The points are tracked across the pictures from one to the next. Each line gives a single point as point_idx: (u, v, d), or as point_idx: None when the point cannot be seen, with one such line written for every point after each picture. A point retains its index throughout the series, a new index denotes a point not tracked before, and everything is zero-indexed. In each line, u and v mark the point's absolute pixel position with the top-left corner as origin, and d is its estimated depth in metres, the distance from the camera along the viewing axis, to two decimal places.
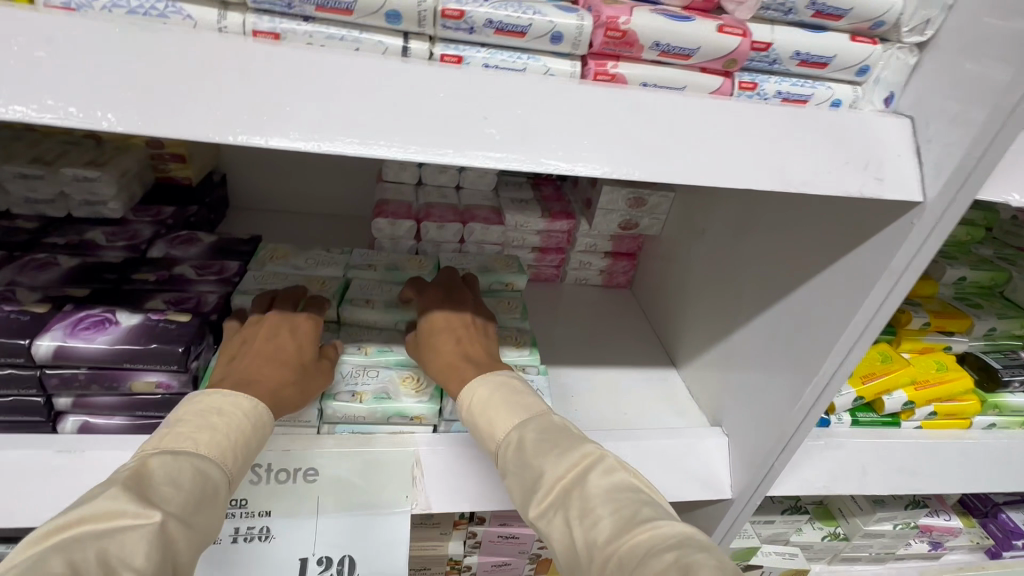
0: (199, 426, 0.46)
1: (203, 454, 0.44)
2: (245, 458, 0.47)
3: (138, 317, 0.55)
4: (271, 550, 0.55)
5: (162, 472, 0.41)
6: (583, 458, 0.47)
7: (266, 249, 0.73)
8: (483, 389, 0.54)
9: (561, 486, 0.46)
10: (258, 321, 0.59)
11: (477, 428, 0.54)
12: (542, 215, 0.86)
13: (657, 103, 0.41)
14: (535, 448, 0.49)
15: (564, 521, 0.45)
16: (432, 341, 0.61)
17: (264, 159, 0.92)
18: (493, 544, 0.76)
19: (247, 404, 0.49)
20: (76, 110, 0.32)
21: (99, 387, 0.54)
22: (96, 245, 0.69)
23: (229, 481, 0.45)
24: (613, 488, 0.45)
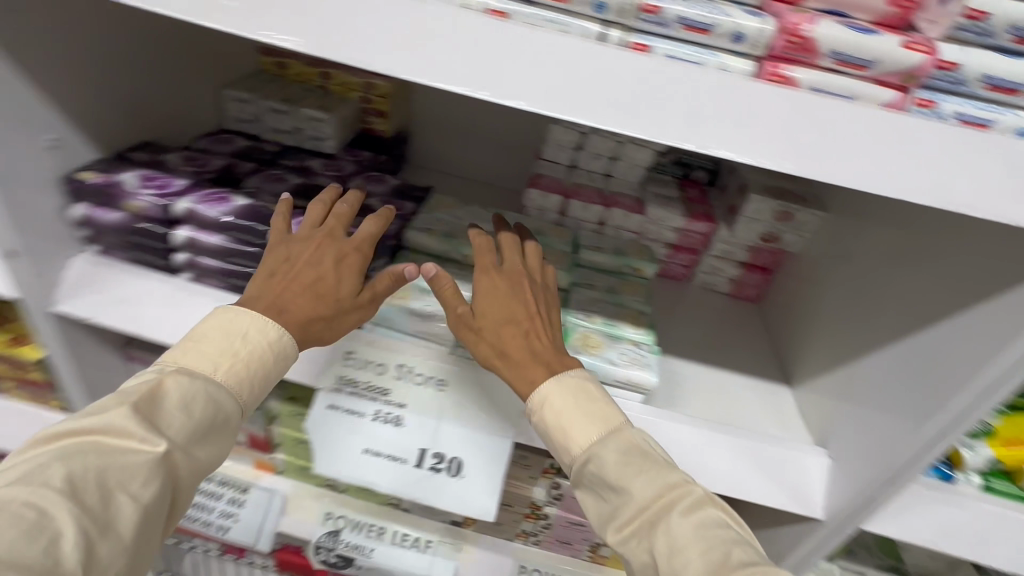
0: (224, 351, 0.54)
1: (215, 382, 0.52)
2: (257, 389, 0.55)
3: None
4: (400, 434, 0.67)
5: (171, 395, 0.49)
6: (672, 488, 0.54)
7: (436, 198, 0.86)
8: (558, 399, 0.59)
9: (648, 513, 0.53)
10: (306, 236, 0.62)
11: (547, 430, 0.60)
12: (683, 213, 0.89)
13: (823, 106, 0.44)
14: (615, 466, 0.55)
15: (646, 543, 0.53)
16: (488, 320, 0.62)
17: (444, 125, 1.06)
18: (573, 500, 0.83)
19: (273, 334, 0.56)
20: (362, 57, 0.44)
21: None
22: (314, 171, 0.86)
23: (239, 410, 0.54)
24: (702, 523, 0.51)
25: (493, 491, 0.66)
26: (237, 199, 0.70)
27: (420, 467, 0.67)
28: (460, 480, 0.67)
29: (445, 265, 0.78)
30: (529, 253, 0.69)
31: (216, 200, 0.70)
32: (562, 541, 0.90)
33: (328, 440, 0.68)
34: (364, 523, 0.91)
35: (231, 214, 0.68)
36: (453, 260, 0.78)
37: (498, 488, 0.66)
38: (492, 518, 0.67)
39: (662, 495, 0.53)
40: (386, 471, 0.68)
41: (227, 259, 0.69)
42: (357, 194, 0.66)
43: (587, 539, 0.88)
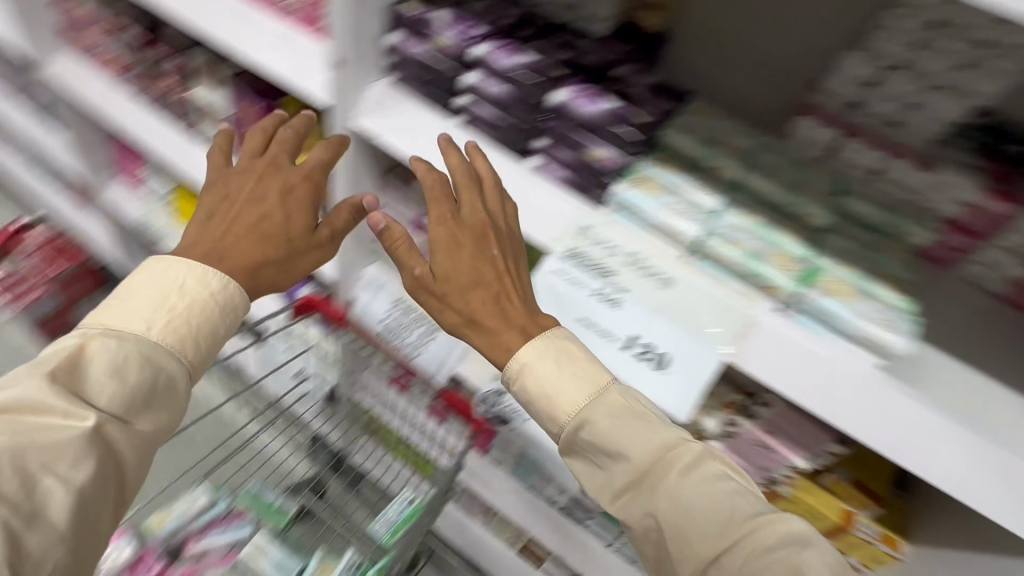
0: (166, 306, 0.57)
1: (150, 337, 0.55)
2: (209, 338, 0.59)
3: (614, 105, 0.73)
4: (613, 315, 0.68)
5: (100, 359, 0.52)
6: (670, 454, 0.59)
7: (695, 103, 0.79)
8: (539, 362, 0.62)
9: (646, 474, 0.59)
10: (248, 168, 0.69)
11: (523, 389, 0.63)
12: (985, 186, 0.72)
13: None
14: (603, 423, 0.60)
15: (639, 503, 0.59)
16: (451, 280, 0.65)
17: (707, 25, 0.90)
18: (744, 445, 0.80)
19: (216, 284, 0.60)
20: None
21: (567, 143, 0.73)
22: (576, 45, 0.80)
23: (179, 364, 0.57)
24: (702, 472, 0.58)
25: (690, 396, 0.64)
26: (527, 55, 0.76)
27: (626, 350, 0.67)
28: (661, 375, 0.66)
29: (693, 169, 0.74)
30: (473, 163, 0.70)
31: (511, 51, 0.76)
32: None
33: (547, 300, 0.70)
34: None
35: (521, 66, 0.75)
36: (703, 168, 0.74)
37: (696, 395, 0.64)
38: (683, 419, 0.64)
39: (661, 454, 0.59)
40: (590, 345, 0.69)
41: (501, 111, 0.75)
42: (305, 117, 0.74)
43: None
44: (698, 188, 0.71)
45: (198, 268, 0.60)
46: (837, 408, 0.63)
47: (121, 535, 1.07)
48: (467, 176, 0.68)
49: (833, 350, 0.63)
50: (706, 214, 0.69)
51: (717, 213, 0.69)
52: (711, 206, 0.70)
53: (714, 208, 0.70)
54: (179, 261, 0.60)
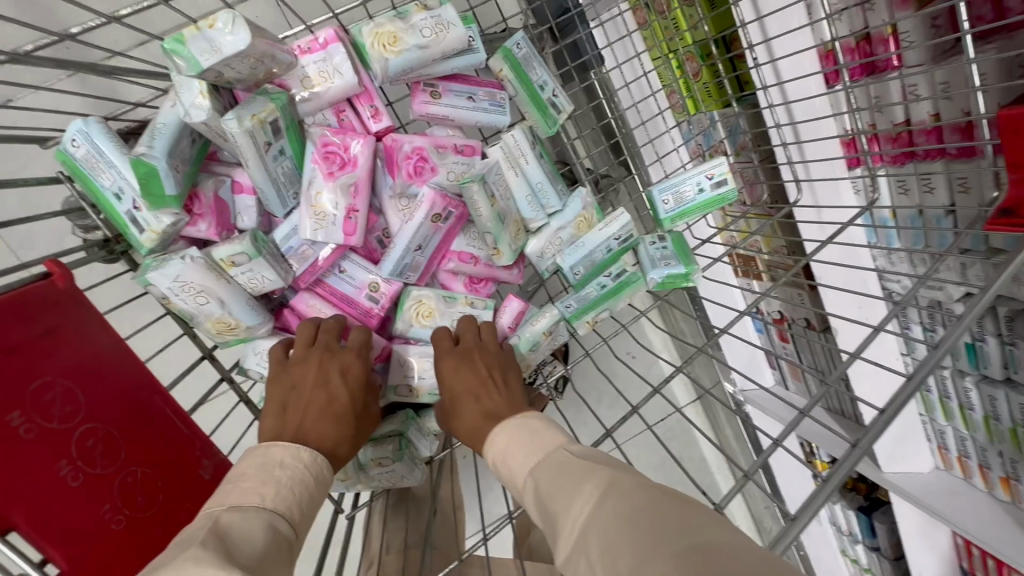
0: (264, 477, 0.44)
1: (269, 506, 0.42)
2: (310, 519, 0.45)
3: None
4: None
5: (239, 530, 0.38)
6: (591, 490, 0.40)
7: None
8: (500, 436, 0.53)
9: (582, 519, 0.39)
10: (303, 360, 0.58)
11: (500, 468, 0.52)
12: None
13: None
14: (551, 480, 0.44)
15: (584, 554, 0.37)
16: (457, 417, 0.60)
17: None
18: None
19: (309, 455, 0.49)
20: None
21: None
22: None
23: (295, 526, 0.43)
24: (640, 492, 0.38)
25: None
26: None
27: None
28: None
29: None
30: (485, 327, 0.68)
31: None
32: None
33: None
34: None
35: None
36: None
37: None
38: None
39: (586, 498, 0.40)
40: None
41: None
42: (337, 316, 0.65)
43: None
44: None
45: (295, 447, 0.49)
46: None
47: (333, 47, 0.59)
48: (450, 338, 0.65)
49: None
50: None
51: None
52: None
53: None
54: (276, 443, 0.49)
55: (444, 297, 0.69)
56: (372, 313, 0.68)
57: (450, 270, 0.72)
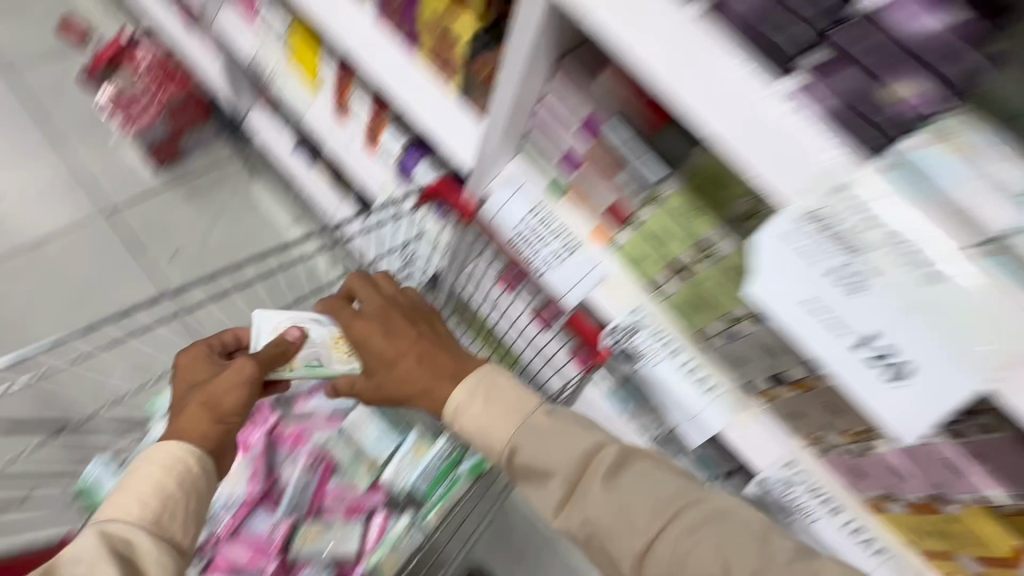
0: (124, 486, 0.64)
1: (113, 519, 0.61)
2: (180, 480, 0.65)
3: (949, 22, 0.52)
4: (908, 288, 0.53)
5: (73, 548, 0.57)
6: (603, 470, 0.71)
7: None
8: (461, 396, 0.78)
9: (580, 476, 0.71)
10: (184, 384, 0.81)
11: (476, 438, 0.77)
12: None
13: None
14: (543, 449, 0.73)
15: (577, 514, 0.70)
16: (404, 359, 0.83)
17: None
18: (924, 456, 0.71)
19: (167, 453, 0.67)
20: None
21: (864, 65, 0.55)
22: None
23: (138, 518, 0.61)
24: (620, 458, 0.72)
25: (937, 418, 0.55)
26: None
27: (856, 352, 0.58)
28: (899, 386, 0.56)
29: None
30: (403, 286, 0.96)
31: None
32: (855, 474, 0.82)
33: (772, 278, 0.61)
34: (637, 308, 0.90)
35: None
36: None
37: (940, 418, 0.55)
38: (909, 440, 0.57)
39: (584, 466, 0.72)
40: (858, 310, 0.57)
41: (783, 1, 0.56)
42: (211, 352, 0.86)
43: (891, 491, 0.79)
44: None
45: (160, 445, 0.68)
46: None
47: None
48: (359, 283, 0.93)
49: None
50: None
51: None
52: None
53: None
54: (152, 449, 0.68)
55: (324, 526, 1.05)
56: (273, 546, 1.00)
57: (331, 505, 1.07)
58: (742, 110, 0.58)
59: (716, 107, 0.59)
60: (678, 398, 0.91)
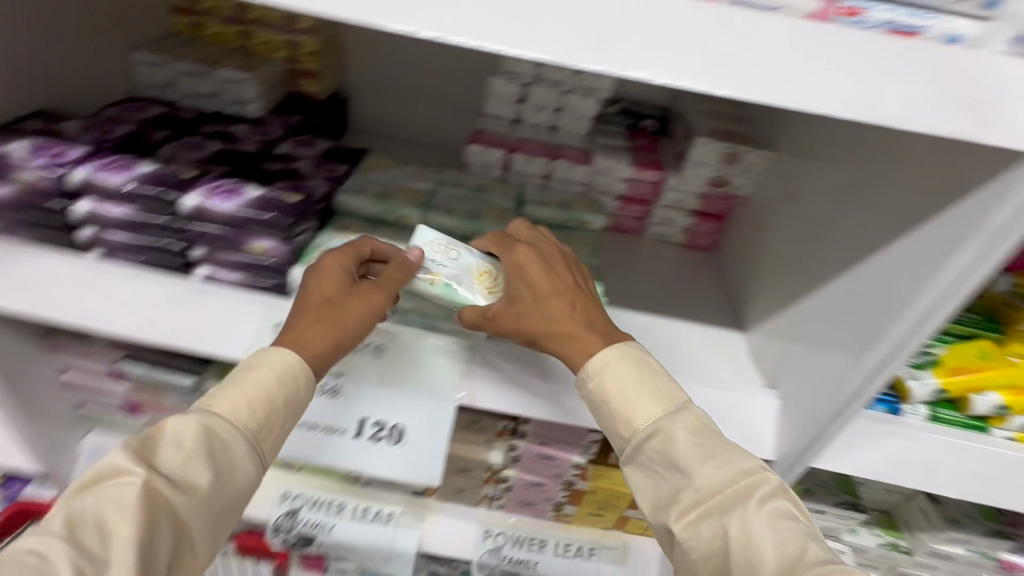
0: (228, 383, 0.52)
1: (216, 415, 0.50)
2: (271, 421, 0.52)
3: (260, 191, 0.65)
4: (361, 364, 0.64)
5: (168, 435, 0.47)
6: (768, 480, 0.51)
7: (371, 160, 0.82)
8: (677, 433, 0.53)
9: (717, 500, 0.50)
10: (304, 317, 0.56)
11: (601, 412, 0.57)
12: (630, 162, 0.87)
13: (745, 20, 0.40)
14: (689, 452, 0.52)
15: (714, 535, 0.49)
16: (539, 292, 0.58)
17: (377, 91, 1.02)
18: (531, 462, 0.81)
19: (276, 361, 0.53)
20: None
21: (225, 245, 0.64)
22: (237, 137, 0.81)
23: (245, 433, 0.51)
24: (775, 515, 0.49)
25: (438, 457, 0.65)
26: (142, 166, 0.66)
27: (360, 436, 0.65)
28: (403, 448, 0.65)
29: (382, 228, 0.74)
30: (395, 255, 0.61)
31: (119, 168, 0.65)
32: (525, 503, 0.89)
33: None
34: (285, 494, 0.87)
35: (136, 181, 0.64)
36: (391, 223, 0.75)
37: (442, 456, 0.65)
38: (437, 482, 0.66)
39: (734, 483, 0.50)
40: (342, 410, 0.65)
41: (135, 232, 0.64)
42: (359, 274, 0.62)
43: (549, 499, 0.88)
44: None
45: (272, 349, 0.54)
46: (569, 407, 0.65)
47: None
48: (540, 249, 0.61)
49: (540, 365, 0.65)
50: None
51: None
52: None
53: None
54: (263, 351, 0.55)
55: None
56: None
57: None
58: (79, 291, 0.62)
59: (52, 298, 0.62)
60: (367, 548, 0.87)
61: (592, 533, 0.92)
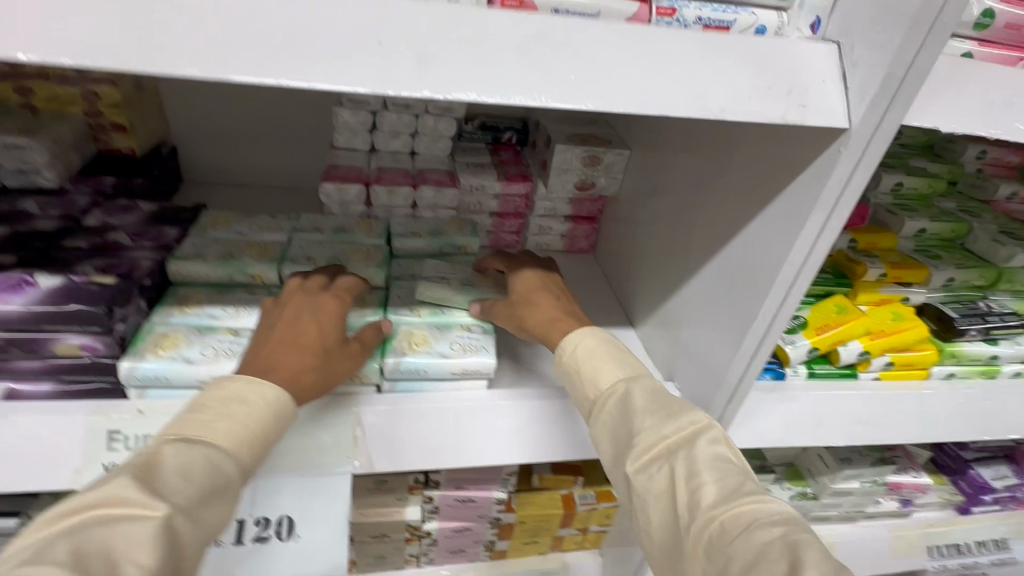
0: (220, 412, 0.44)
1: (221, 445, 0.42)
2: (264, 450, 0.46)
3: (59, 279, 0.54)
4: None
5: (174, 463, 0.39)
6: (706, 422, 0.48)
7: (208, 216, 0.72)
8: (642, 387, 0.51)
9: (669, 443, 0.47)
10: (289, 348, 0.51)
11: (575, 380, 0.55)
12: (497, 177, 0.85)
13: (566, 26, 0.39)
14: (646, 407, 0.49)
15: (665, 481, 0.45)
16: (529, 288, 0.65)
17: (210, 137, 0.91)
18: (451, 509, 0.76)
19: (269, 397, 0.46)
20: (33, 40, 0.32)
21: (21, 351, 0.52)
22: (29, 215, 0.67)
23: (244, 471, 0.43)
24: (719, 458, 0.46)
25: (340, 540, 0.59)
26: None
27: (242, 541, 0.57)
28: (295, 541, 0.58)
29: (231, 292, 0.65)
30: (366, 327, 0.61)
31: None
32: (455, 551, 0.84)
33: None
34: None
35: None
36: (242, 284, 0.66)
37: (344, 537, 0.59)
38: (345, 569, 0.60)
39: (682, 429, 0.47)
40: None
41: None
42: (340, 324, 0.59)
43: (479, 541, 0.82)
44: (240, 311, 0.62)
45: (265, 380, 0.47)
46: (476, 447, 0.61)
47: None
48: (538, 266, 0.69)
49: (436, 410, 0.60)
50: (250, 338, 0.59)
51: None
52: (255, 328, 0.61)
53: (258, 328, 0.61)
54: (241, 378, 0.47)
55: None
56: None
57: None
58: None
59: None
60: None
61: (529, 561, 0.88)
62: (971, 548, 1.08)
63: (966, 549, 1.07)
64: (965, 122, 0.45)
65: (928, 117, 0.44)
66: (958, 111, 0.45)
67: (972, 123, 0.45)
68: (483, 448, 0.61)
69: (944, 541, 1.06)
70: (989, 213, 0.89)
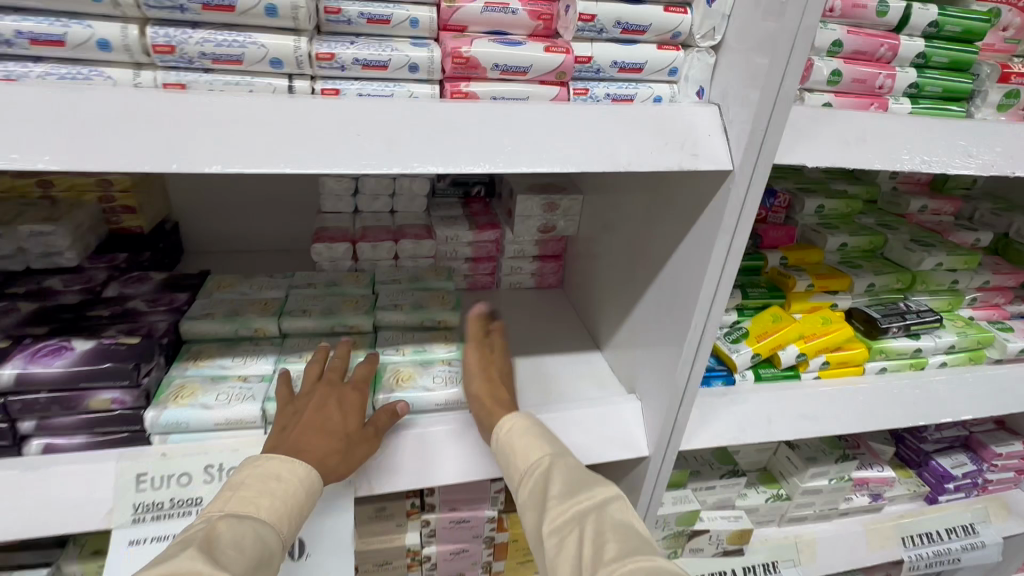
0: (261, 489, 0.52)
1: (264, 517, 0.51)
2: (297, 525, 0.53)
3: (92, 342, 0.63)
4: None
5: (228, 536, 0.47)
6: (603, 492, 0.57)
7: (213, 281, 0.81)
8: (562, 463, 0.59)
9: (573, 512, 0.55)
10: (311, 430, 0.58)
11: (506, 456, 0.62)
12: (469, 227, 0.95)
13: (502, 110, 0.50)
14: (563, 482, 0.57)
15: (573, 542, 0.53)
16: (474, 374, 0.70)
17: (209, 210, 1.02)
18: (447, 531, 0.82)
19: (297, 474, 0.54)
20: (92, 155, 0.42)
21: (59, 408, 0.60)
22: (54, 291, 0.76)
23: (283, 544, 0.51)
24: (619, 523, 0.54)
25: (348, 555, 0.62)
26: None
27: None
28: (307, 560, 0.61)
29: (239, 345, 0.73)
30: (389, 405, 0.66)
31: None
32: None
33: None
34: None
35: None
36: (247, 337, 0.74)
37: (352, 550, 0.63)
38: None
39: (591, 501, 0.56)
40: None
41: None
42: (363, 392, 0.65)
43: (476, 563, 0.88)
44: (247, 361, 0.70)
45: (293, 461, 0.55)
46: (465, 465, 0.69)
47: None
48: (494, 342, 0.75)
49: (428, 434, 0.68)
50: (259, 382, 0.67)
51: (271, 373, 0.69)
52: (263, 372, 0.69)
53: (266, 372, 0.69)
54: (272, 457, 0.55)
55: None
56: None
57: None
58: None
59: None
60: None
61: None
62: (942, 536, 1.14)
63: (937, 537, 1.14)
64: (828, 158, 0.56)
65: (795, 156, 0.55)
66: (821, 150, 0.56)
67: (834, 158, 0.57)
68: (470, 465, 0.69)
69: (917, 531, 1.13)
70: (903, 225, 1.01)
